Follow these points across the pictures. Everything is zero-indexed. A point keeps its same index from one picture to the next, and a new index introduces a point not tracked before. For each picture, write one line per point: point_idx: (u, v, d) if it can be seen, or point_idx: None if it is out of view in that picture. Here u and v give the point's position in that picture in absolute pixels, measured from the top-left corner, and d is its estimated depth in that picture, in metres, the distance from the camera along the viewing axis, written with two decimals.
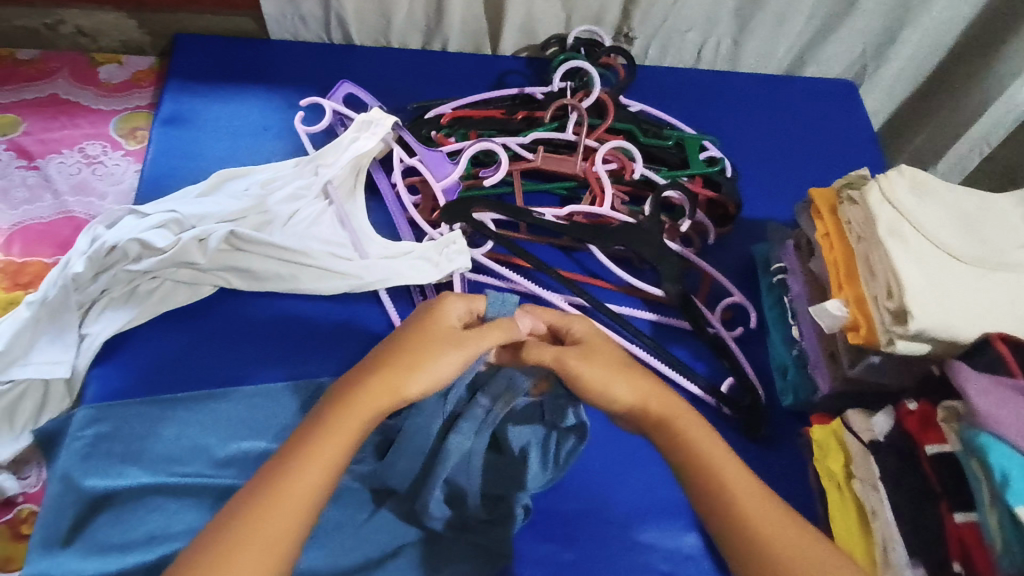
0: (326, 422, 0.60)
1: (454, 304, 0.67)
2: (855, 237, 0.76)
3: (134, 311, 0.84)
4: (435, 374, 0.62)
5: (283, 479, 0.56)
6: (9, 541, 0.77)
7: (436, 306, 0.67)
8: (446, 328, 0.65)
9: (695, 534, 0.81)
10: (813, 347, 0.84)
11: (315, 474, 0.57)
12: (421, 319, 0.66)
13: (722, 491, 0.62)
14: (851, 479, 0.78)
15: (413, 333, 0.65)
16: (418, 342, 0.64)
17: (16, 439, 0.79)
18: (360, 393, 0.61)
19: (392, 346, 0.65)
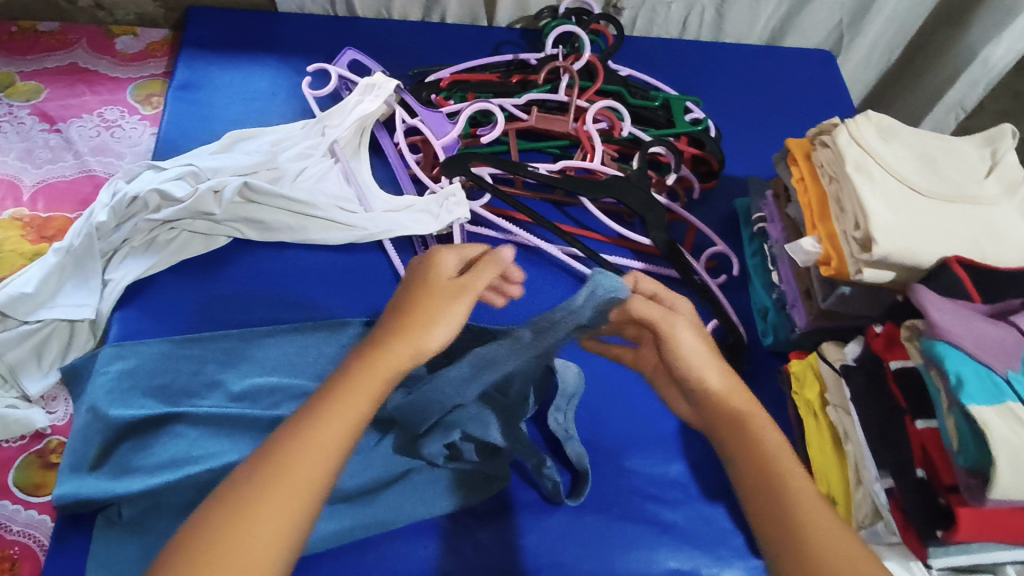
0: (343, 380, 0.56)
1: (449, 258, 0.65)
2: (827, 179, 0.82)
3: (154, 259, 0.89)
4: (443, 328, 0.61)
5: (315, 421, 0.53)
6: (39, 470, 0.81)
7: (432, 262, 0.65)
8: (446, 282, 0.63)
9: (682, 462, 0.86)
10: (791, 288, 0.90)
11: (335, 426, 0.53)
12: (418, 277, 0.64)
13: (746, 429, 0.59)
14: (826, 407, 0.83)
15: (417, 291, 0.63)
16: (423, 298, 0.62)
17: (46, 376, 0.84)
18: (373, 352, 0.58)
19: (400, 307, 0.63)
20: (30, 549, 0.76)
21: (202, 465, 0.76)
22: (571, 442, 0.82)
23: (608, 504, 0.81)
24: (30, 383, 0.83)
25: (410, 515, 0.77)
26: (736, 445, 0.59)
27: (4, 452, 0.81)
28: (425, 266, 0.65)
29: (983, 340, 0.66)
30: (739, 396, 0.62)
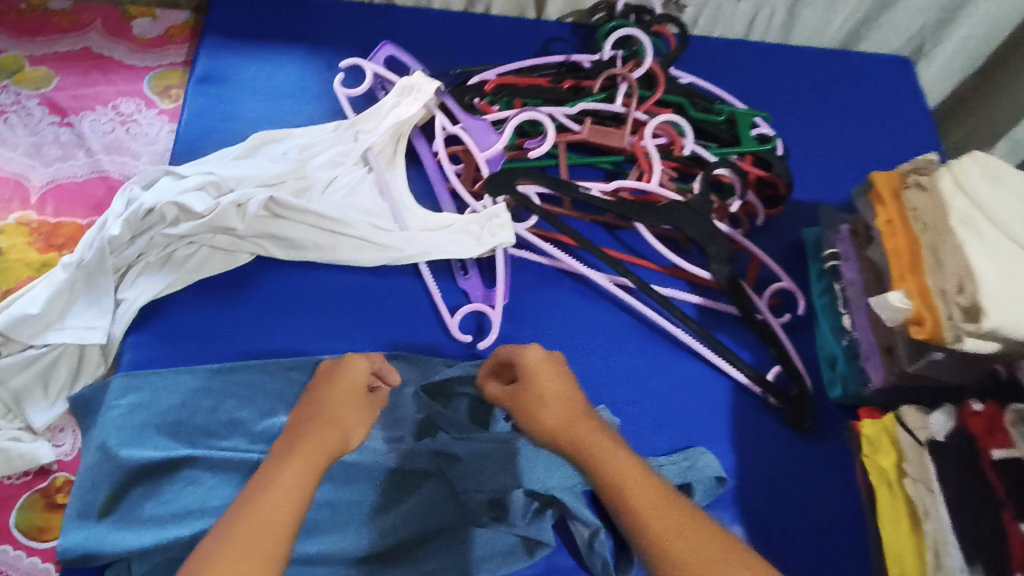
0: (278, 468, 0.60)
1: (360, 360, 0.74)
2: (922, 226, 0.73)
3: (170, 278, 0.81)
4: (355, 429, 0.69)
5: (255, 497, 0.57)
6: (44, 511, 0.75)
7: (342, 361, 0.74)
8: (358, 385, 0.72)
9: (738, 527, 0.79)
10: (867, 338, 0.81)
11: (283, 503, 0.57)
12: (322, 384, 0.72)
13: (582, 451, 0.61)
14: (903, 479, 0.75)
15: (326, 396, 0.70)
16: (338, 400, 0.70)
17: (52, 406, 0.78)
18: (292, 449, 0.63)
19: (304, 414, 0.69)
20: None
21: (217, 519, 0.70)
22: None
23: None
24: (34, 414, 0.77)
25: None
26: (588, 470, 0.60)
27: (6, 489, 0.75)
28: (326, 372, 0.73)
29: None
30: (572, 424, 0.63)
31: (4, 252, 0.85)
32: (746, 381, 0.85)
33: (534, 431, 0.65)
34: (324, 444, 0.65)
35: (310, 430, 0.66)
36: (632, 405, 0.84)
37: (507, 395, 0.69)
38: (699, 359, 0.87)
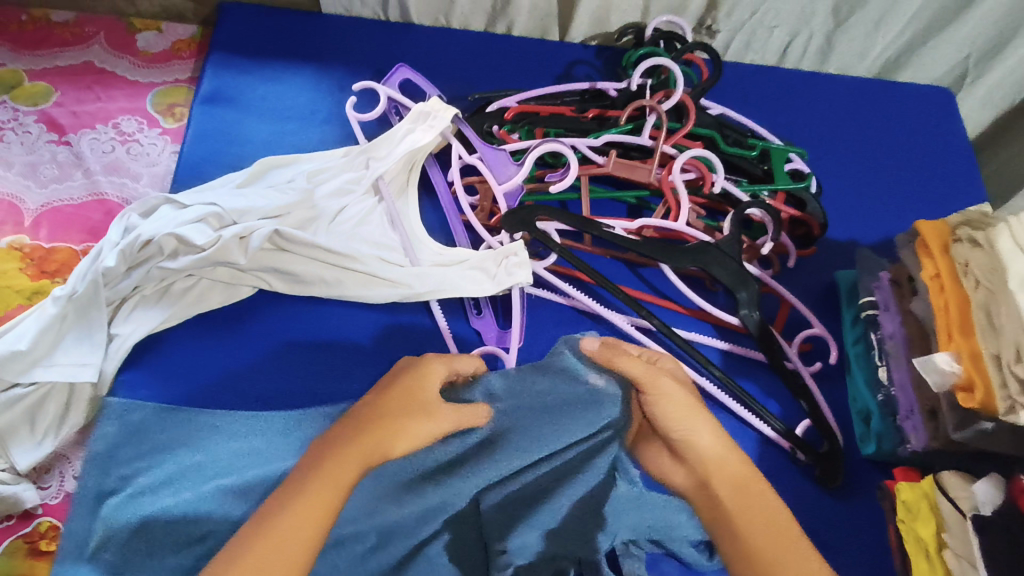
0: (324, 457, 0.59)
1: (438, 368, 0.67)
2: (974, 284, 0.68)
3: (167, 312, 0.77)
4: (416, 428, 0.63)
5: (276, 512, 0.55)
6: (27, 558, 0.71)
7: (422, 368, 0.67)
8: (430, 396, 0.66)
9: None
10: (905, 397, 0.76)
11: (305, 524, 0.54)
12: (388, 387, 0.65)
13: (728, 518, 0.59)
14: (943, 551, 0.69)
15: (384, 400, 0.64)
16: (403, 400, 0.64)
17: (39, 446, 0.73)
18: (339, 449, 0.59)
19: (366, 410, 0.63)
20: None
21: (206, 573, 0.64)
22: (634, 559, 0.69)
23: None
24: (19, 454, 0.72)
25: None
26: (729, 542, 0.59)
27: None
28: (399, 377, 0.66)
29: None
30: (733, 460, 0.62)
31: None
32: (774, 435, 0.80)
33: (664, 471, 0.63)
34: (369, 447, 0.60)
35: (343, 437, 0.61)
36: None
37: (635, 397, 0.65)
38: (725, 411, 0.82)
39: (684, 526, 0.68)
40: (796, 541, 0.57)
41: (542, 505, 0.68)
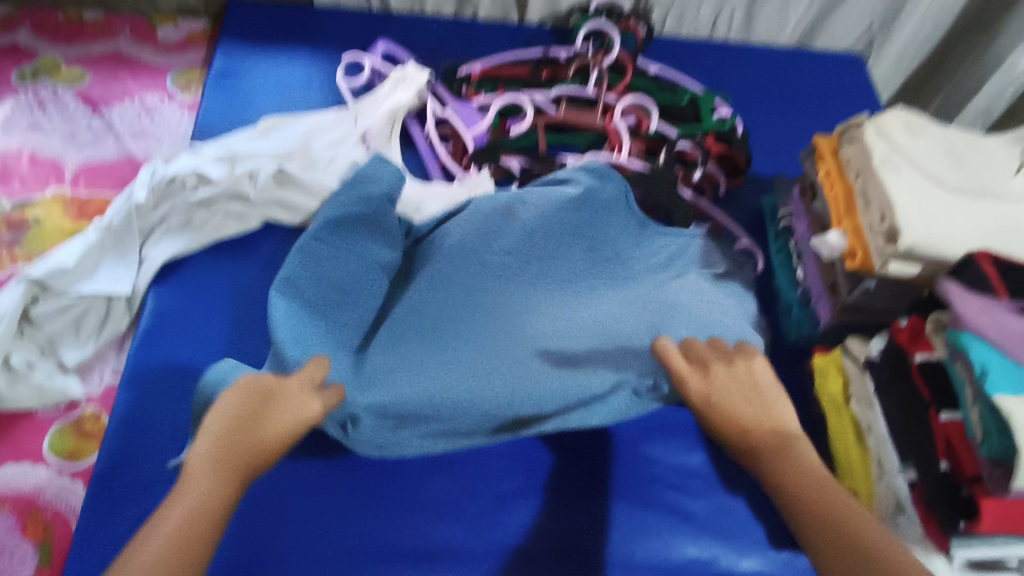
0: (210, 450, 0.60)
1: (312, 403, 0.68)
2: (854, 174, 0.82)
3: (190, 238, 0.91)
4: (286, 403, 0.67)
5: (206, 447, 0.61)
6: (74, 437, 0.83)
7: (271, 390, 0.67)
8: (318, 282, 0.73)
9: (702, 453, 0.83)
10: (816, 282, 0.89)
11: (218, 462, 0.60)
12: (263, 406, 0.66)
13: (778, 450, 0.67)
14: (849, 402, 0.83)
15: (247, 435, 0.63)
16: (290, 415, 0.66)
17: (83, 348, 0.86)
18: (229, 453, 0.60)
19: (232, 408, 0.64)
20: (63, 515, 0.77)
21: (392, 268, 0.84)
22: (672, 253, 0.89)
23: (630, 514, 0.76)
24: (67, 353, 0.85)
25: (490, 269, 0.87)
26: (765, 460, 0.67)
27: (41, 418, 0.83)
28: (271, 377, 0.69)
29: (1011, 334, 0.67)
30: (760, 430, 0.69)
31: (41, 220, 0.95)
32: None
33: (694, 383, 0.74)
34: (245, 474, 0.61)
35: (234, 441, 0.61)
36: None
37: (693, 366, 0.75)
38: None
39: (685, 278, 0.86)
40: (846, 499, 0.61)
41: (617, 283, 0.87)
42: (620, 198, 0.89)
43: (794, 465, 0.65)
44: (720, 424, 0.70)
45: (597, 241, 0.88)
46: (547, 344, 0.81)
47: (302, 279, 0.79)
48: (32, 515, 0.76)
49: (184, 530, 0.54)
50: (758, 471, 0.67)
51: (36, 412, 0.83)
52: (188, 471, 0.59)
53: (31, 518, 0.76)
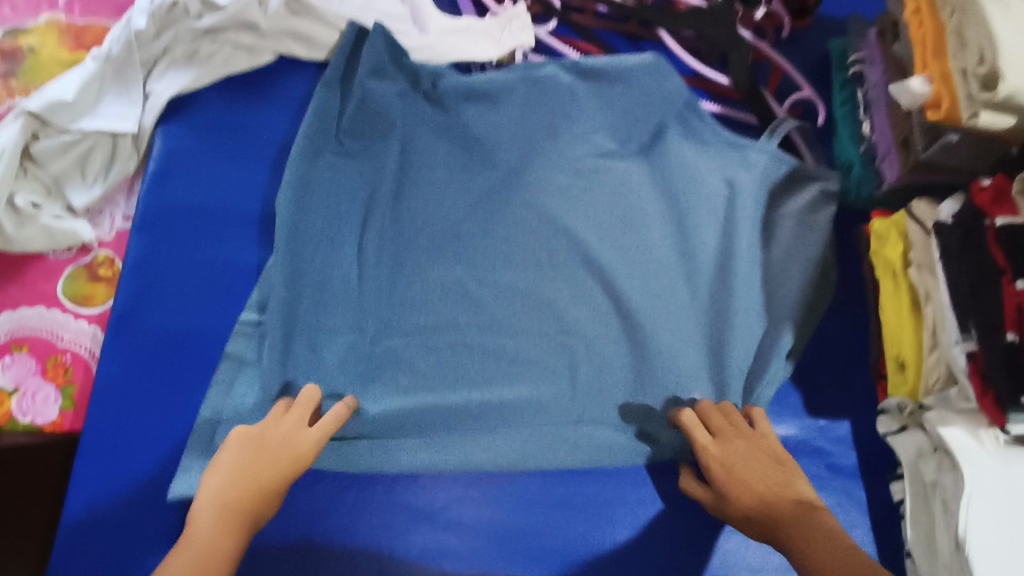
0: (216, 500, 0.57)
1: (313, 431, 0.64)
2: (950, 10, 0.69)
3: (197, 72, 0.83)
4: (288, 462, 0.61)
5: (209, 501, 0.57)
6: (86, 282, 0.78)
7: (287, 443, 0.62)
8: (308, 398, 0.67)
9: None
10: (885, 137, 0.80)
11: (211, 523, 0.55)
12: (256, 447, 0.61)
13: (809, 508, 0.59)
14: (908, 268, 0.76)
15: (244, 481, 0.58)
16: (283, 448, 0.62)
17: (90, 189, 0.81)
18: (235, 486, 0.58)
19: (242, 457, 0.60)
20: (82, 358, 0.74)
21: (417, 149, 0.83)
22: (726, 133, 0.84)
23: (663, 380, 0.74)
24: (74, 194, 0.80)
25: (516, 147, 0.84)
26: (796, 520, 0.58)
27: (53, 261, 0.78)
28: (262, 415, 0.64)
29: None
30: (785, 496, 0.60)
31: (36, 50, 0.86)
32: None
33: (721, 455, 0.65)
34: (248, 524, 0.57)
35: (234, 492, 0.57)
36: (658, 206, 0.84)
37: (722, 432, 0.67)
38: None
39: (730, 162, 0.83)
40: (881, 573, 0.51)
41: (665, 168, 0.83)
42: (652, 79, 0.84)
43: (824, 529, 0.57)
44: (748, 491, 0.61)
45: (642, 122, 0.85)
46: (581, 241, 0.80)
47: (314, 183, 0.78)
48: (51, 358, 0.74)
49: None
50: (785, 549, 0.57)
51: (47, 255, 0.79)
52: (187, 536, 0.54)
53: (50, 361, 0.74)
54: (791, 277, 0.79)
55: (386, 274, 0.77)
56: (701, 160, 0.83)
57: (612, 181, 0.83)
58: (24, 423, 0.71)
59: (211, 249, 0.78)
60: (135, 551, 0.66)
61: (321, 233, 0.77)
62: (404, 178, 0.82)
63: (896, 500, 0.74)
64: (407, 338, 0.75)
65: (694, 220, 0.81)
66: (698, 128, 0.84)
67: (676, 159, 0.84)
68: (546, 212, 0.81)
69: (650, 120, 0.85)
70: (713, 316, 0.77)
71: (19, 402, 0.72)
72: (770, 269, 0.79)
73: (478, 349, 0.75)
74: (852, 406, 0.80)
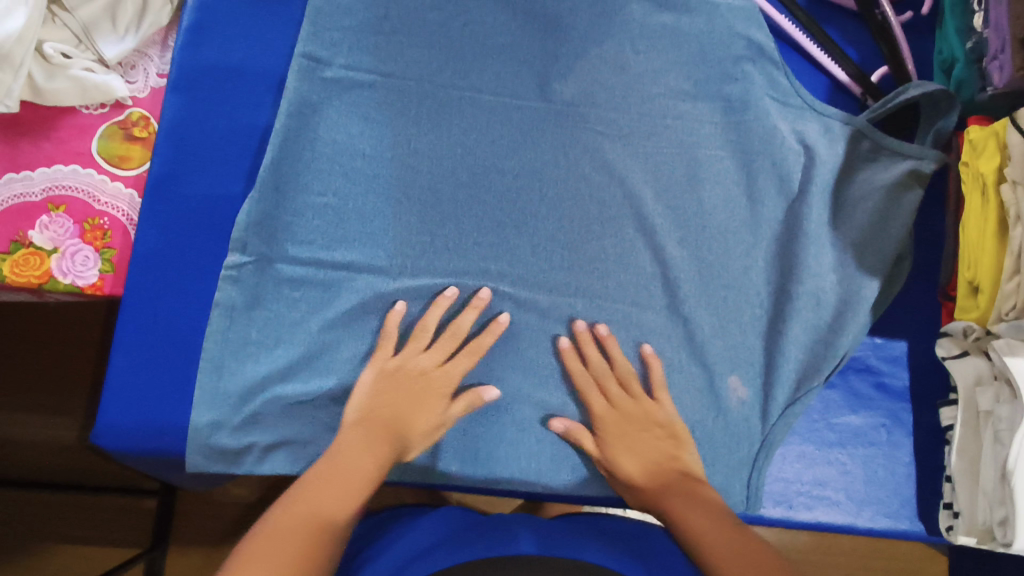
0: (360, 422, 0.63)
1: (462, 357, 0.69)
2: None
3: None
4: (426, 384, 0.67)
5: (357, 424, 0.63)
6: (121, 142, 0.75)
7: (411, 366, 0.68)
8: (457, 331, 0.69)
9: (833, 281, 0.73)
10: (998, 34, 0.71)
11: (367, 445, 0.61)
12: (391, 382, 0.67)
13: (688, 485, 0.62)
14: (1000, 184, 0.69)
15: (381, 413, 0.64)
16: (420, 389, 0.66)
17: (122, 41, 0.75)
18: (374, 412, 0.64)
19: (389, 391, 0.66)
20: (120, 222, 0.73)
21: (473, 21, 0.76)
22: (804, 96, 0.76)
23: (709, 283, 0.73)
24: (106, 46, 0.74)
25: (579, 25, 0.77)
26: (679, 494, 0.61)
27: (86, 119, 0.75)
28: (382, 351, 0.68)
29: None
30: (657, 470, 0.64)
31: None
32: (848, 81, 0.78)
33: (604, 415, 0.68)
34: (386, 448, 0.61)
35: (382, 419, 0.64)
36: (732, 112, 0.76)
37: (635, 389, 0.69)
38: (798, 51, 0.80)
39: (812, 127, 0.76)
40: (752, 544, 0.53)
41: (747, 122, 0.76)
42: (752, 37, 0.76)
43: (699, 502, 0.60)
44: (640, 463, 0.65)
45: (725, 65, 0.77)
46: (638, 136, 0.75)
47: (361, 63, 0.74)
48: (89, 219, 0.72)
49: (327, 489, 0.55)
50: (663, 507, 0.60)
51: (80, 111, 0.75)
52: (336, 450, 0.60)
53: (89, 223, 0.72)
54: (866, 251, 0.74)
55: (434, 155, 0.73)
56: (782, 114, 0.76)
57: (683, 77, 0.76)
58: (65, 283, 0.71)
59: (251, 116, 0.74)
60: (180, 421, 0.68)
61: (367, 120, 0.74)
62: (458, 49, 0.76)
63: (945, 425, 0.71)
64: (453, 229, 0.72)
65: (762, 137, 0.75)
66: (785, 87, 0.76)
67: (757, 113, 0.75)
68: (607, 98, 0.76)
69: (727, 60, 0.77)
70: (780, 227, 0.74)
71: (60, 262, 0.71)
72: (844, 243, 0.74)
73: (526, 241, 0.73)
74: (912, 325, 0.76)
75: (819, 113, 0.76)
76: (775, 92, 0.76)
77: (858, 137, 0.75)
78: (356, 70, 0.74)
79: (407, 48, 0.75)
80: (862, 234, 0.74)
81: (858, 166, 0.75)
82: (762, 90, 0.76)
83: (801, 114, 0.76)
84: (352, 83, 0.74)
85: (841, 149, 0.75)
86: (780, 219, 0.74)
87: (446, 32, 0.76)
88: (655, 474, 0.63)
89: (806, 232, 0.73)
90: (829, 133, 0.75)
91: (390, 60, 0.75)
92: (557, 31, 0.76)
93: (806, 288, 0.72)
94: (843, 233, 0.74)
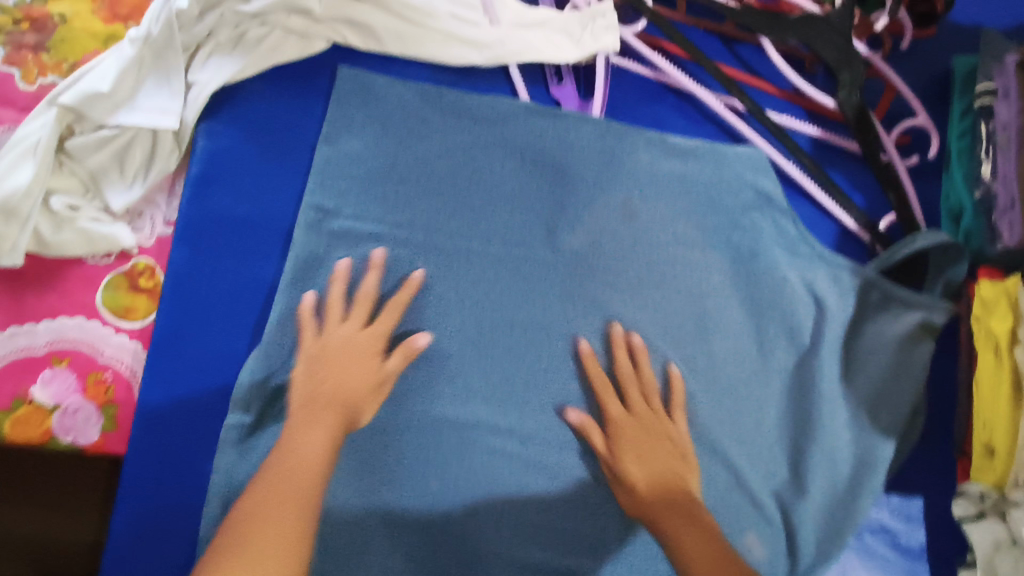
0: (300, 406, 0.65)
1: (358, 304, 0.71)
2: None
3: (246, 61, 0.76)
4: (355, 347, 0.69)
5: (301, 408, 0.65)
6: (126, 292, 0.74)
7: (337, 336, 0.69)
8: (365, 295, 0.71)
9: (846, 441, 0.72)
10: (1007, 189, 0.72)
11: (309, 430, 0.63)
12: (321, 357, 0.68)
13: (689, 505, 0.65)
14: (1014, 346, 0.69)
15: (321, 387, 0.66)
16: (353, 357, 0.68)
17: (130, 189, 0.74)
18: (315, 389, 0.66)
19: (318, 363, 0.68)
20: (122, 376, 0.71)
21: (486, 168, 0.77)
22: (813, 246, 0.76)
23: (724, 441, 0.71)
24: (113, 195, 0.74)
25: (591, 171, 0.77)
26: (674, 517, 0.64)
27: (92, 269, 0.74)
28: (307, 334, 0.69)
29: None
30: (663, 484, 0.66)
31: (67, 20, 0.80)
32: (855, 227, 0.78)
33: (614, 422, 0.69)
34: (332, 416, 0.64)
35: (324, 391, 0.66)
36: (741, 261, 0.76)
37: (636, 394, 0.71)
38: (806, 196, 0.80)
39: (821, 278, 0.76)
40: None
41: (757, 273, 0.76)
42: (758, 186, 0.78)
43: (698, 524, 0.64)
44: (638, 475, 0.67)
45: (732, 213, 0.77)
46: (650, 285, 0.75)
47: (370, 210, 0.74)
48: (92, 374, 0.71)
49: (287, 485, 0.58)
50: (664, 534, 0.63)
51: (86, 260, 0.74)
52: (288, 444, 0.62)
53: (91, 377, 0.71)
54: (880, 406, 0.73)
55: (443, 307, 0.72)
56: (791, 264, 0.76)
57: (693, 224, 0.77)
58: (65, 441, 0.69)
59: (258, 267, 0.73)
60: None
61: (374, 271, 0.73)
62: (470, 196, 0.76)
63: None
64: (462, 385, 0.71)
65: (771, 289, 0.75)
66: (793, 237, 0.77)
67: (765, 264, 0.76)
68: (620, 247, 0.75)
69: (734, 207, 0.78)
70: (791, 382, 0.74)
71: (60, 420, 0.69)
72: (856, 398, 0.73)
73: (537, 396, 0.71)
74: (927, 481, 0.75)
75: (828, 263, 0.76)
76: (783, 241, 0.77)
77: (866, 289, 0.75)
78: (366, 220, 0.74)
79: (418, 194, 0.75)
80: (874, 389, 0.73)
81: (868, 318, 0.75)
82: (772, 240, 0.77)
83: (811, 265, 0.76)
84: (362, 234, 0.74)
85: (849, 299, 0.76)
86: (790, 373, 0.74)
87: (458, 179, 0.76)
88: (656, 487, 0.66)
89: (818, 387, 0.73)
90: (840, 287, 0.76)
91: (401, 207, 0.75)
92: (570, 181, 0.77)
93: (817, 445, 0.72)
94: (856, 389, 0.74)
